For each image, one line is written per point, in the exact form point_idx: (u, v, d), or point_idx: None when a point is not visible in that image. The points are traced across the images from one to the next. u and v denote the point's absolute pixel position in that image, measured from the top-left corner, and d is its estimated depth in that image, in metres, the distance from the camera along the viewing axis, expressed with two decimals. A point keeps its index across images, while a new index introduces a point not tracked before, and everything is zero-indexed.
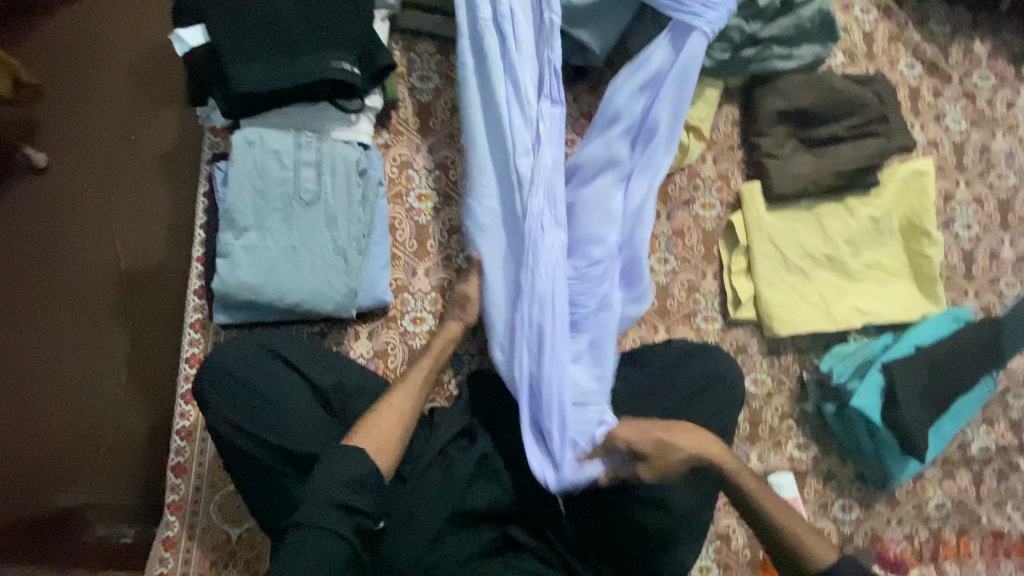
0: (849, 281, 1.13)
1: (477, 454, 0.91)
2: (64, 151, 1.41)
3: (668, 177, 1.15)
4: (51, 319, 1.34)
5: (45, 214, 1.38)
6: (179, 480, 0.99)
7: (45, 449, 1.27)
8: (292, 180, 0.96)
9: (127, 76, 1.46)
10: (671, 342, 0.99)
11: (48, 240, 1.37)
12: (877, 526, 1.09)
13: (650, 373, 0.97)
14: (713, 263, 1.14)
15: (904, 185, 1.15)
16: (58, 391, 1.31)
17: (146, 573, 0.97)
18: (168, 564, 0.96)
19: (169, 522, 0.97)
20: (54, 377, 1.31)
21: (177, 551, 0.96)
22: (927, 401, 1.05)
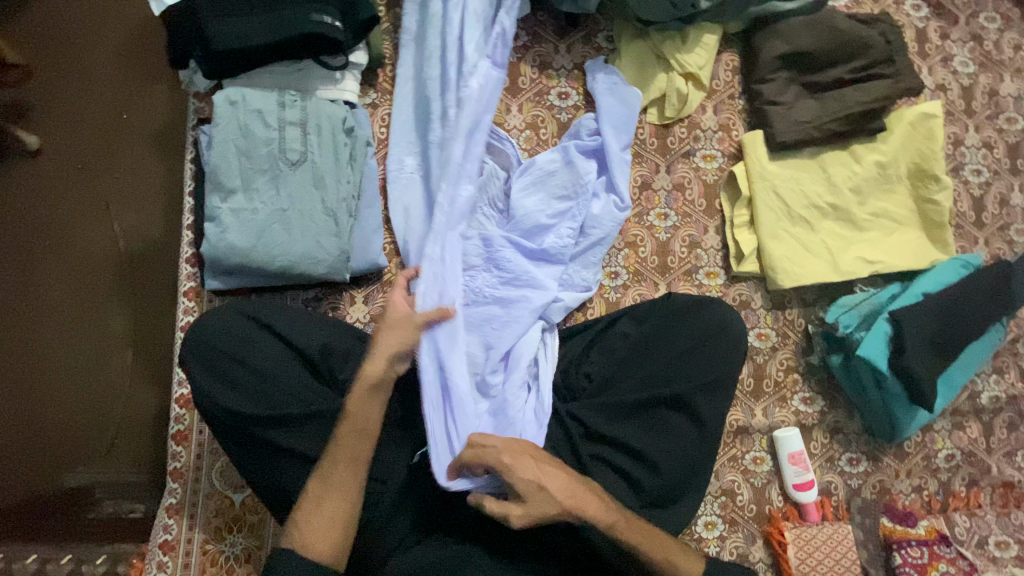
0: (855, 231, 1.09)
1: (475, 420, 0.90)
2: (54, 132, 1.39)
3: (667, 129, 1.12)
4: (51, 300, 1.34)
5: (40, 196, 1.37)
6: (181, 448, 0.99)
7: (51, 430, 1.28)
8: (278, 140, 0.93)
9: (115, 52, 1.42)
10: (674, 296, 0.96)
11: (43, 221, 1.36)
12: (885, 479, 1.07)
13: (652, 329, 0.95)
14: (715, 217, 1.11)
15: (911, 129, 1.11)
16: (63, 371, 1.31)
17: (151, 540, 0.98)
18: (172, 530, 0.97)
19: (173, 489, 0.98)
20: (58, 358, 1.31)
21: (182, 517, 0.97)
22: (938, 350, 1.01)
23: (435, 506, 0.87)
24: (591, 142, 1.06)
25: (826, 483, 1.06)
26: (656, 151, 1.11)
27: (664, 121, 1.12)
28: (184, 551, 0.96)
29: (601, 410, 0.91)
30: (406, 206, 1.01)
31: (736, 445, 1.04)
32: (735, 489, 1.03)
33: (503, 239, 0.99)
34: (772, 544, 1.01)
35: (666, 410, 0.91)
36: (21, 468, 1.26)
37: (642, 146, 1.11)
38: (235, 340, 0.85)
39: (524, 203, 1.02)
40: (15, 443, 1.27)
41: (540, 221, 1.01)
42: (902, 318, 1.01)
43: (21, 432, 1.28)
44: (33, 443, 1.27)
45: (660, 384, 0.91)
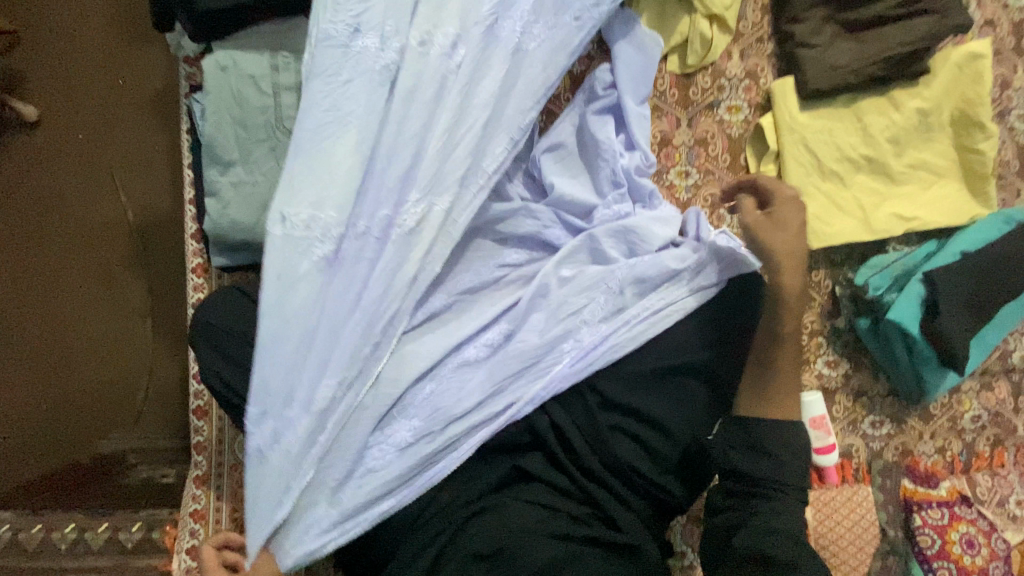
0: (890, 185, 1.03)
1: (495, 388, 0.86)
2: (52, 103, 1.34)
3: (689, 78, 1.04)
4: (67, 276, 1.33)
5: (43, 170, 1.33)
6: (202, 422, 1.01)
7: (82, 398, 1.31)
8: (273, 107, 0.88)
9: (108, 16, 1.35)
10: (694, 283, 0.91)
11: (49, 194, 1.33)
12: (908, 440, 1.06)
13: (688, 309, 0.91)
14: (739, 174, 1.05)
15: (958, 72, 1.02)
16: (88, 343, 1.32)
17: (181, 508, 1.01)
18: (201, 501, 0.99)
19: (198, 461, 1.00)
20: (79, 331, 1.33)
21: (209, 488, 1.00)
22: (974, 311, 0.96)
23: (455, 474, 0.86)
24: (606, 97, 1.00)
25: (847, 445, 1.05)
26: (676, 103, 1.04)
27: (686, 70, 1.04)
28: (214, 518, 0.99)
29: (618, 377, 0.88)
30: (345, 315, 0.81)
31: None
32: None
33: (552, 214, 0.96)
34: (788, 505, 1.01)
35: (684, 377, 0.88)
36: (56, 438, 1.30)
37: (662, 99, 1.04)
38: (238, 318, 0.83)
39: (564, 179, 0.99)
40: (44, 413, 1.30)
41: (583, 192, 0.98)
42: (938, 278, 0.95)
43: (51, 403, 1.30)
44: (65, 414, 1.30)
45: (679, 355, 0.88)
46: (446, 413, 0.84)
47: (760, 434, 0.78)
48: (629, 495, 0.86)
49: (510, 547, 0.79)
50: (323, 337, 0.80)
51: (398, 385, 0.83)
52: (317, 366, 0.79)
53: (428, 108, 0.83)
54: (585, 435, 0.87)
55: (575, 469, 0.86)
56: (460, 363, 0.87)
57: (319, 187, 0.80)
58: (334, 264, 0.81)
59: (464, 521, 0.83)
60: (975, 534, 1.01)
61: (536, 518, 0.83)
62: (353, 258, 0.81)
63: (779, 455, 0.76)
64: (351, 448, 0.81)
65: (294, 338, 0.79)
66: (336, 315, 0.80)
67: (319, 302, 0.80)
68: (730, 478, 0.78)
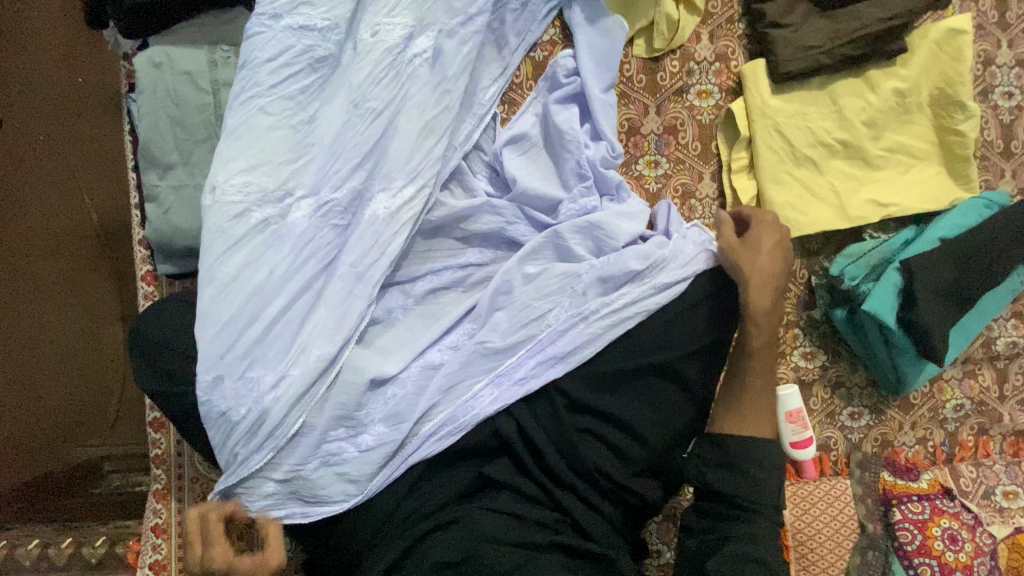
0: (866, 171, 0.99)
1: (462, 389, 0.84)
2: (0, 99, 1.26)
3: (656, 63, 1.00)
4: (28, 280, 1.28)
5: None
6: (160, 435, 0.98)
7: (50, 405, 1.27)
8: (213, 104, 0.83)
9: (64, 11, 1.29)
10: (668, 282, 0.87)
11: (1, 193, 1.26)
12: (888, 431, 1.04)
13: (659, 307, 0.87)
14: (711, 162, 1.01)
15: (937, 50, 0.97)
16: (56, 350, 1.28)
17: (142, 523, 0.99)
18: (162, 515, 0.96)
19: (157, 475, 0.97)
20: (48, 337, 1.28)
21: (169, 501, 0.97)
22: (952, 299, 0.93)
23: (421, 482, 0.83)
24: (569, 85, 0.95)
25: (825, 438, 1.03)
26: (644, 89, 0.99)
27: (653, 54, 0.99)
28: (175, 532, 0.97)
29: (584, 377, 0.85)
30: (298, 312, 0.78)
31: None
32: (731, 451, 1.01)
33: (516, 210, 0.92)
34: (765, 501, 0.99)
35: (653, 378, 0.85)
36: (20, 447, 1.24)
37: (628, 86, 0.99)
38: (182, 328, 0.80)
39: (527, 173, 0.94)
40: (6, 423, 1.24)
41: (548, 185, 0.94)
42: (915, 267, 0.92)
43: (17, 411, 1.25)
44: (33, 421, 1.26)
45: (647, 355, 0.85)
46: (408, 415, 0.81)
47: (734, 454, 0.79)
48: (598, 500, 0.83)
49: (473, 556, 0.77)
50: (274, 333, 0.77)
51: (361, 378, 0.80)
52: (273, 349, 0.77)
53: (388, 100, 0.84)
54: (553, 439, 0.83)
55: (541, 474, 0.83)
56: (424, 365, 0.85)
57: (275, 167, 0.80)
58: (289, 243, 0.79)
59: (424, 534, 0.79)
60: (958, 529, 0.98)
61: (503, 526, 0.80)
62: (313, 243, 0.80)
63: (752, 472, 0.78)
64: (308, 448, 0.78)
65: (246, 316, 0.76)
66: (287, 305, 0.78)
67: (273, 282, 0.78)
68: (707, 498, 0.79)
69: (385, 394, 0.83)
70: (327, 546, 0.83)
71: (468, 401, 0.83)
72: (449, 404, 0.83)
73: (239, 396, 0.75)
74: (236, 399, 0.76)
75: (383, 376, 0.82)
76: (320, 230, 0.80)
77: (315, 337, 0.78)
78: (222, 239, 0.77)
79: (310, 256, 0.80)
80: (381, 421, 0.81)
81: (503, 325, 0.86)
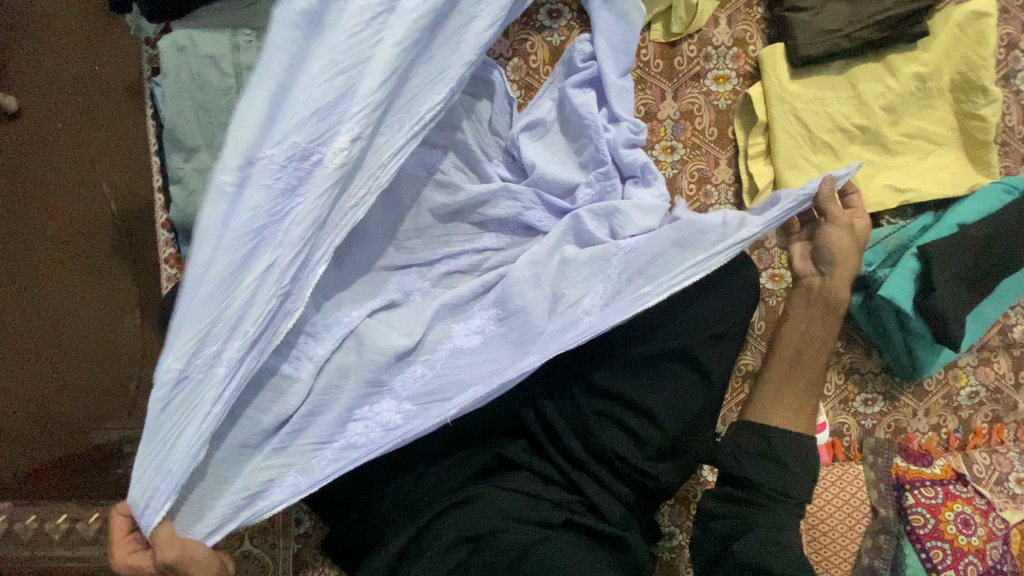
0: (884, 156, 0.98)
1: (484, 367, 0.80)
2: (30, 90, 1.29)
3: (673, 47, 0.99)
4: (31, 264, 1.26)
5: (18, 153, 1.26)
6: None
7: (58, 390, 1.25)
8: (235, 87, 0.84)
9: (91, 8, 1.34)
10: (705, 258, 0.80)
11: (3, 175, 1.24)
12: (901, 418, 1.04)
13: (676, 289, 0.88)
14: (727, 147, 1.01)
15: (959, 33, 0.96)
16: (75, 334, 1.29)
17: None
18: None
19: None
20: (52, 322, 1.27)
21: None
22: (970, 285, 0.92)
23: (440, 460, 0.86)
24: (585, 70, 0.96)
25: (838, 424, 1.03)
26: (661, 74, 0.99)
27: (670, 39, 0.99)
28: None
29: (602, 362, 0.86)
30: (236, 302, 0.65)
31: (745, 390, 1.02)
32: None
33: (533, 194, 0.92)
34: None
35: (669, 362, 0.85)
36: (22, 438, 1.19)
37: (645, 70, 0.99)
38: None
39: (545, 158, 0.94)
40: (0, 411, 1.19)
41: (567, 169, 0.94)
42: (934, 253, 0.91)
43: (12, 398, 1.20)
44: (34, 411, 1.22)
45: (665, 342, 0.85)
46: (437, 396, 0.78)
47: (777, 445, 0.75)
48: (614, 480, 0.84)
49: (489, 530, 0.78)
50: (215, 321, 0.65)
51: (386, 353, 0.78)
52: (215, 340, 0.65)
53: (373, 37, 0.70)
54: (568, 420, 0.85)
55: (560, 456, 0.85)
56: (451, 350, 0.82)
57: (249, 120, 0.66)
58: (227, 220, 0.66)
59: (445, 509, 0.81)
60: (970, 514, 0.99)
61: (519, 505, 0.82)
62: (282, 208, 0.66)
63: (791, 466, 0.73)
64: (326, 428, 0.75)
65: (184, 298, 0.65)
66: (222, 291, 0.65)
67: (207, 261, 0.65)
68: (730, 484, 0.76)
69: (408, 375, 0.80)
70: (349, 520, 0.86)
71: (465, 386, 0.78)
72: (453, 389, 0.78)
73: (212, 372, 0.64)
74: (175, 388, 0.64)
75: (399, 351, 0.79)
76: (263, 206, 0.65)
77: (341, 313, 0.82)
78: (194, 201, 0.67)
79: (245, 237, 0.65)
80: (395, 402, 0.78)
81: (520, 305, 0.83)
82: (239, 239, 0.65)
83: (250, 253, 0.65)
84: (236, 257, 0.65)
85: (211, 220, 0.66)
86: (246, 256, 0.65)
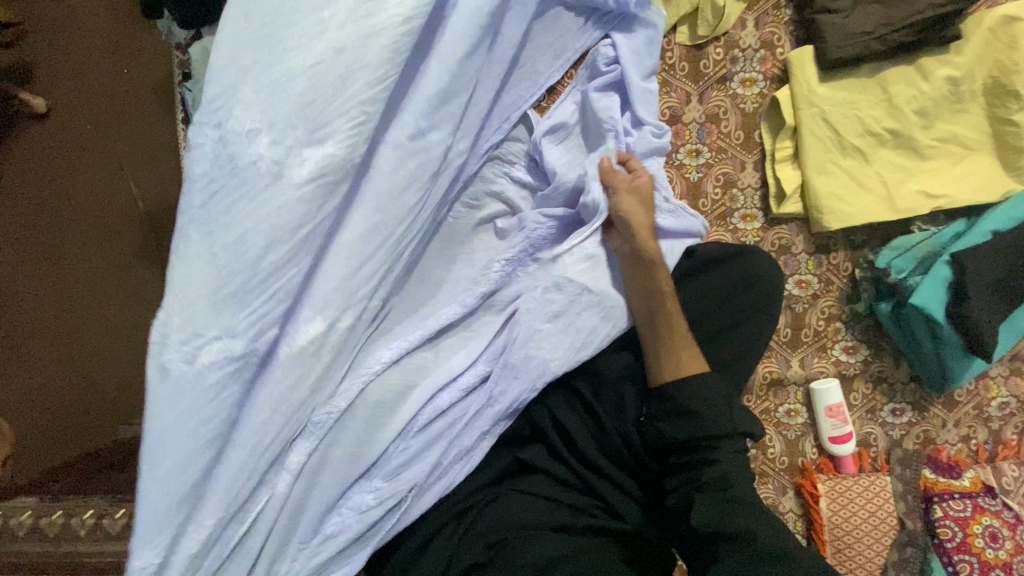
0: (915, 161, 0.96)
1: (479, 426, 0.82)
2: (67, 92, 1.30)
3: (700, 50, 0.98)
4: (46, 274, 1.25)
5: (50, 159, 1.27)
6: None
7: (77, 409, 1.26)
8: None
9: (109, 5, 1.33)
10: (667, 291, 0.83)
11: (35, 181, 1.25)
12: (930, 429, 1.02)
13: (701, 294, 0.87)
14: (754, 151, 0.99)
15: (992, 37, 0.94)
16: (104, 338, 1.31)
17: None
18: None
19: None
20: (71, 334, 1.27)
21: None
22: (1003, 293, 0.90)
23: None
24: (610, 73, 0.95)
25: (865, 434, 1.01)
26: (687, 77, 0.98)
27: (696, 41, 0.98)
28: None
29: (608, 360, 0.88)
30: (257, 360, 0.69)
31: (769, 398, 1.01)
32: (766, 442, 1.01)
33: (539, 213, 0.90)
34: (803, 496, 0.99)
35: None
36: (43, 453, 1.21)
37: (671, 73, 0.98)
38: None
39: (564, 164, 0.94)
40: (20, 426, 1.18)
41: (583, 173, 0.92)
42: (966, 261, 0.89)
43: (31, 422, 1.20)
44: (59, 425, 1.24)
45: (690, 360, 0.81)
46: (422, 460, 0.80)
47: (684, 400, 0.79)
48: (629, 483, 0.85)
49: (509, 537, 0.79)
50: (238, 371, 0.67)
51: (373, 442, 0.78)
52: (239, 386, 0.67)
53: (351, 121, 0.70)
54: (583, 424, 0.87)
55: (576, 462, 0.86)
56: (440, 411, 0.82)
57: (245, 181, 0.67)
58: (245, 281, 0.67)
59: (464, 514, 0.83)
60: (999, 527, 0.96)
61: (537, 511, 0.83)
62: (262, 314, 0.68)
63: (709, 416, 0.77)
64: (313, 513, 0.74)
65: (200, 350, 0.66)
66: (243, 348, 0.67)
67: (225, 321, 0.66)
68: (680, 453, 0.79)
69: (396, 446, 0.79)
70: None
71: (466, 436, 0.82)
72: (453, 440, 0.81)
73: (204, 434, 0.66)
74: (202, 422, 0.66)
75: (385, 439, 0.78)
76: (271, 270, 0.68)
77: (335, 389, 0.76)
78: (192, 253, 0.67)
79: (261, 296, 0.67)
80: (382, 469, 0.79)
81: (512, 360, 0.83)
82: (250, 307, 0.67)
83: (263, 320, 0.68)
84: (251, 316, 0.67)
85: (223, 277, 0.66)
86: (259, 326, 0.68)
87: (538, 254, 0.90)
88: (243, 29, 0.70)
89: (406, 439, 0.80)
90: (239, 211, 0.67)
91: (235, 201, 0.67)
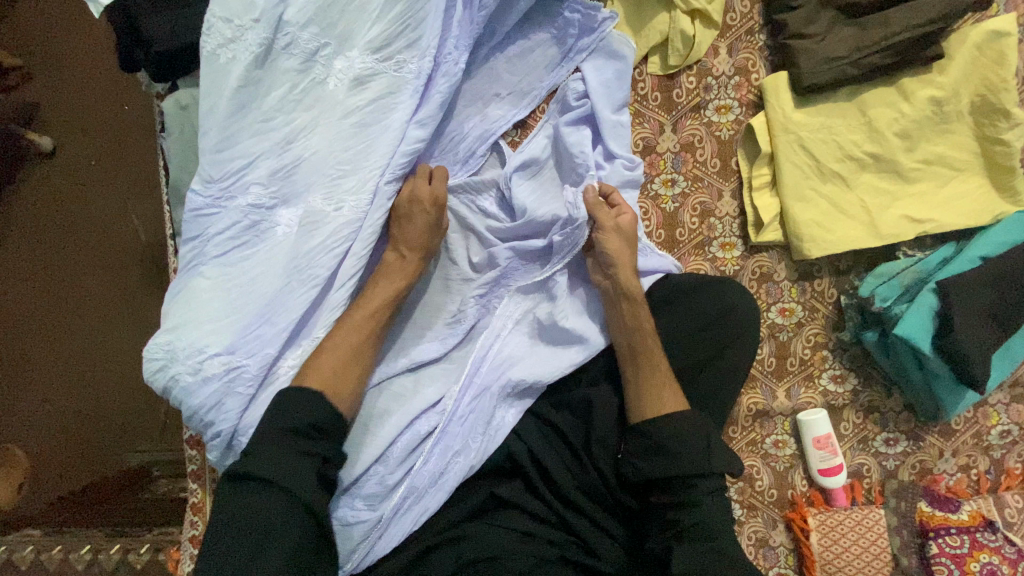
0: (900, 185, 0.93)
1: (452, 453, 0.83)
2: (69, 131, 1.33)
3: (672, 79, 0.97)
4: (66, 303, 1.33)
5: (63, 196, 1.33)
6: (196, 485, 0.95)
7: (88, 428, 1.30)
8: None
9: (107, 42, 1.33)
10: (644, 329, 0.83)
11: (54, 219, 1.33)
12: (927, 459, 0.98)
13: (675, 331, 0.87)
14: (731, 179, 0.98)
15: (978, 53, 0.91)
16: (110, 361, 1.32)
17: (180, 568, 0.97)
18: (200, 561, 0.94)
19: (194, 522, 0.95)
20: (82, 360, 1.32)
21: None
22: (994, 321, 0.87)
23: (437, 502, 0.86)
24: (579, 107, 0.94)
25: (858, 465, 0.98)
26: (659, 107, 0.97)
27: (668, 71, 0.97)
28: None
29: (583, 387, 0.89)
30: (247, 379, 0.72)
31: (756, 429, 0.98)
32: (755, 474, 0.97)
33: (507, 250, 0.89)
34: (794, 530, 0.96)
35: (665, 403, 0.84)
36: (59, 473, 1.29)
37: (644, 103, 0.97)
38: None
39: (534, 199, 0.93)
40: (35, 442, 1.29)
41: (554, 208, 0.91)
42: (954, 289, 0.86)
43: (51, 442, 1.30)
44: (69, 444, 1.30)
45: (662, 402, 0.81)
46: (409, 482, 0.81)
47: (655, 439, 0.79)
48: (606, 520, 0.85)
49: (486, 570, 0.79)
50: (228, 390, 0.72)
51: (352, 464, 0.79)
52: (234, 405, 0.72)
53: (320, 161, 0.78)
54: (558, 454, 0.86)
55: (552, 496, 0.85)
56: (419, 435, 0.82)
57: (239, 219, 0.76)
58: (241, 306, 0.74)
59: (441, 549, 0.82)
60: (997, 564, 0.92)
61: (513, 545, 0.81)
62: (256, 331, 0.73)
63: (674, 452, 0.77)
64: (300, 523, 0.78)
65: (201, 368, 0.71)
66: (234, 369, 0.72)
67: (217, 345, 0.72)
68: (659, 491, 0.79)
69: (376, 471, 0.80)
70: None
71: (451, 453, 0.83)
72: (435, 461, 0.82)
73: (211, 440, 0.74)
74: (209, 427, 0.73)
75: (364, 462, 0.79)
76: (261, 297, 0.74)
77: None
78: (196, 280, 0.75)
79: (251, 320, 0.73)
80: (365, 496, 0.79)
81: (488, 384, 0.86)
82: (241, 329, 0.73)
83: (256, 341, 0.73)
84: (241, 338, 0.73)
85: (220, 304, 0.73)
86: (248, 347, 0.73)
87: (510, 283, 0.91)
88: (233, 79, 0.77)
89: (391, 459, 0.80)
90: (240, 243, 0.76)
91: (232, 237, 0.76)
